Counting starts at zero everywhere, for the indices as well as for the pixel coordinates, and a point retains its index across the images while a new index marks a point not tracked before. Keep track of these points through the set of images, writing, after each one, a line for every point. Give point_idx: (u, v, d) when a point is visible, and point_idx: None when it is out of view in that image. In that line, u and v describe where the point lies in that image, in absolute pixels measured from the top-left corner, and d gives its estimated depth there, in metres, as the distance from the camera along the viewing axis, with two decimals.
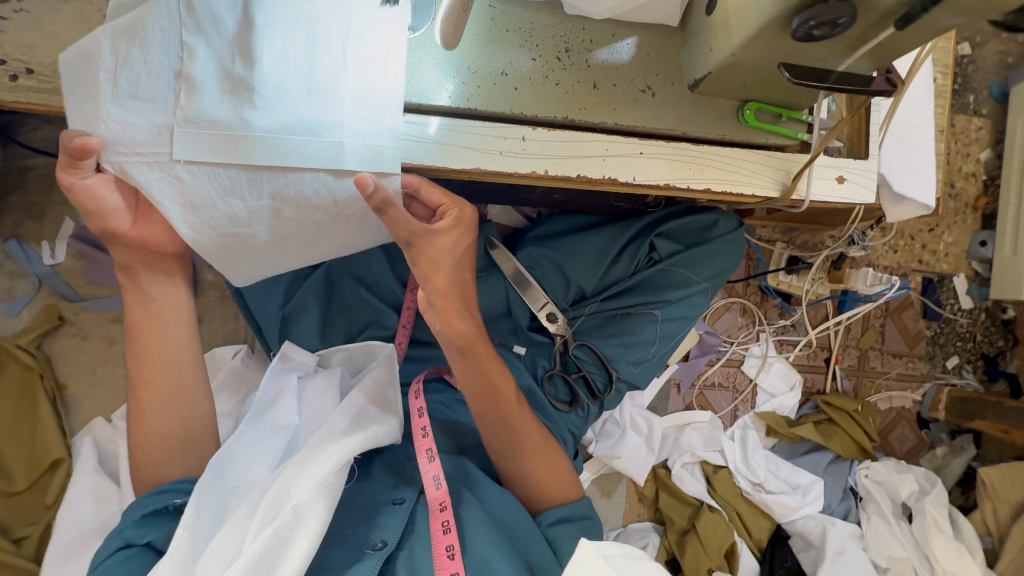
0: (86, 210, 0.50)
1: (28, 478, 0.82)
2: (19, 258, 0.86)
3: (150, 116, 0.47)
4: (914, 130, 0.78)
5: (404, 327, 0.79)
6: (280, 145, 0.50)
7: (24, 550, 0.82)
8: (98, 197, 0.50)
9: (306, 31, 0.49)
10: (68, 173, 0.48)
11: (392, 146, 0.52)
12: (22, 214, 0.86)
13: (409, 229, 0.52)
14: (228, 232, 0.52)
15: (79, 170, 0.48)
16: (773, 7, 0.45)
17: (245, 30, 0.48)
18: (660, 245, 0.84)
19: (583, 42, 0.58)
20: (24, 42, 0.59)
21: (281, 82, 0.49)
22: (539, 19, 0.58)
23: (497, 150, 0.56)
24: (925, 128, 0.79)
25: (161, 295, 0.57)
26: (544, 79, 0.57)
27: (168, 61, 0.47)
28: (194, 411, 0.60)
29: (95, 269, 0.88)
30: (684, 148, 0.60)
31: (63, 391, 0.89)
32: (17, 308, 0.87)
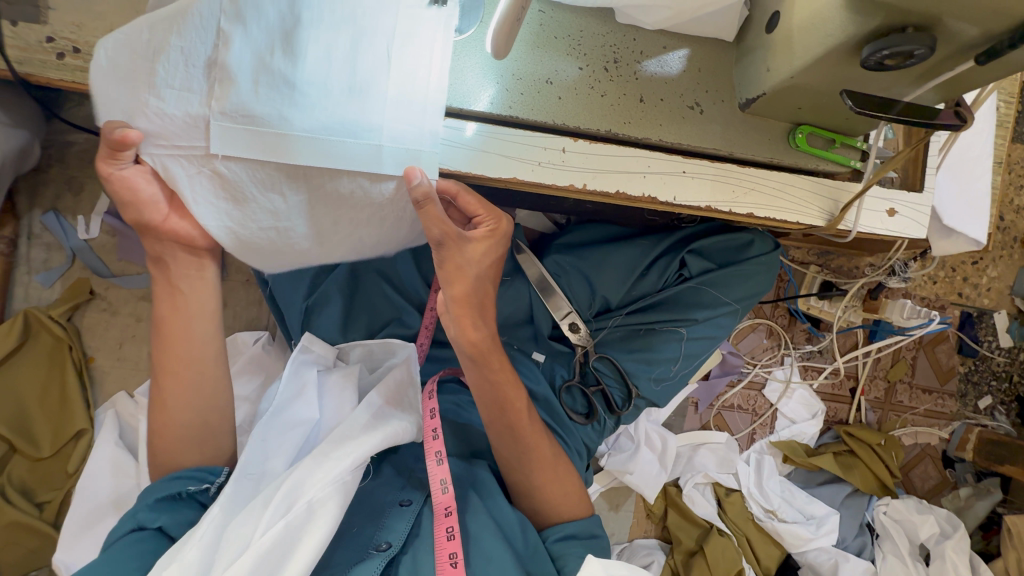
0: (122, 201, 0.51)
1: (53, 446, 0.85)
2: (56, 230, 0.88)
3: (187, 107, 0.47)
4: (971, 162, 0.74)
5: (425, 327, 0.79)
6: (319, 144, 0.49)
7: (44, 514, 0.84)
8: (133, 189, 0.50)
9: (351, 29, 0.48)
10: (109, 167, 0.48)
11: (430, 151, 0.51)
12: (61, 186, 0.88)
13: (443, 228, 0.49)
14: (270, 226, 0.53)
15: (122, 162, 0.49)
16: (844, 32, 0.43)
17: (289, 23, 0.47)
18: (691, 261, 0.81)
19: (633, 53, 0.56)
20: (74, 22, 0.59)
21: (323, 80, 0.48)
22: (588, 27, 0.56)
23: (536, 161, 0.55)
24: (984, 159, 0.75)
25: (189, 288, 0.57)
26: (590, 90, 0.55)
27: (205, 50, 0.46)
28: (213, 403, 0.60)
29: (127, 246, 0.89)
30: (729, 169, 0.58)
31: (90, 363, 0.91)
32: (52, 279, 0.89)
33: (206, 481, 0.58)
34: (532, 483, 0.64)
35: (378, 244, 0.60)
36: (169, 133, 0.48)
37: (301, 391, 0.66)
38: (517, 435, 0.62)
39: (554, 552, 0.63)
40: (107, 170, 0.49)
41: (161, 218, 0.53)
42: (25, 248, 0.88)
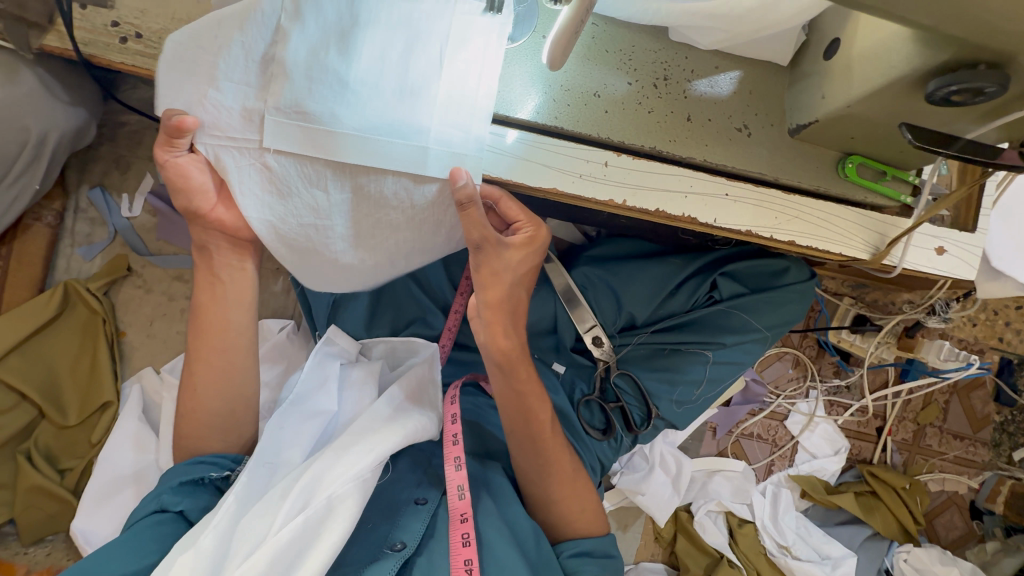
0: (174, 187, 0.52)
1: (80, 416, 0.87)
2: (101, 206, 0.91)
3: (244, 101, 0.49)
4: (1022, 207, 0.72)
5: (449, 329, 0.79)
6: (365, 143, 0.50)
7: (66, 481, 0.86)
8: (186, 176, 0.51)
9: (405, 32, 0.49)
10: (164, 156, 0.50)
11: (475, 157, 0.51)
12: (110, 165, 0.91)
13: (482, 232, 0.49)
14: (310, 223, 0.53)
15: (177, 150, 0.50)
16: (909, 64, 0.42)
17: (348, 24, 0.48)
18: (723, 284, 0.79)
19: (683, 72, 0.55)
20: (137, 8, 0.61)
21: (375, 81, 0.49)
22: (640, 43, 0.55)
23: (578, 173, 0.54)
24: None
25: (228, 278, 0.58)
26: (637, 106, 0.55)
27: (264, 45, 0.48)
28: (240, 389, 0.61)
29: (167, 227, 0.92)
30: (773, 195, 0.56)
31: (121, 337, 0.94)
32: (92, 253, 0.92)
33: (227, 468, 0.59)
34: (548, 496, 0.64)
35: (412, 251, 0.58)
36: (225, 123, 0.50)
37: (323, 383, 0.67)
38: (537, 447, 0.61)
39: (567, 568, 0.62)
40: (162, 157, 0.50)
41: (207, 206, 0.54)
42: (71, 221, 0.91)
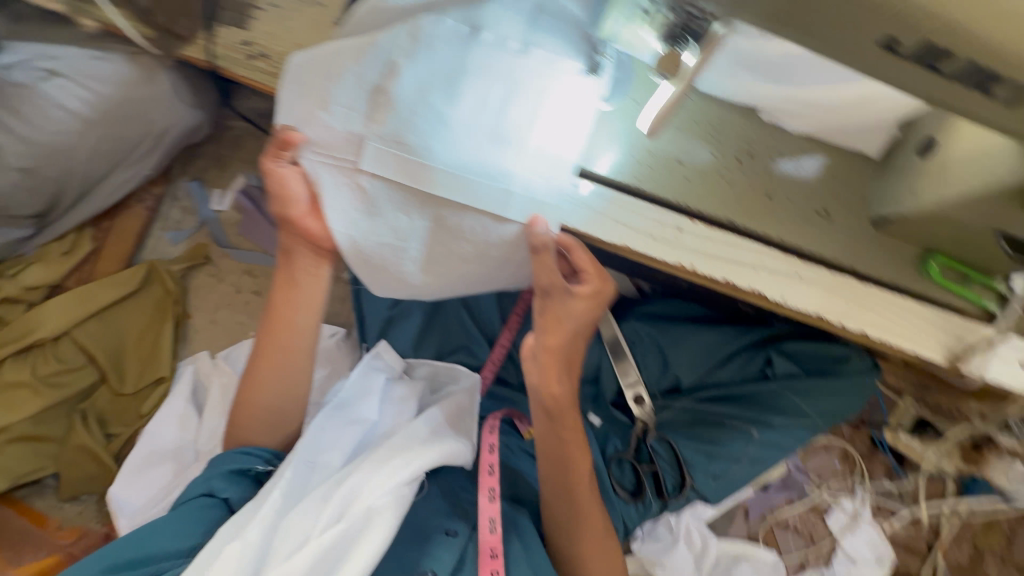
0: (274, 193, 0.57)
1: (134, 386, 0.92)
2: (196, 197, 0.99)
3: (349, 125, 0.54)
4: None
5: (493, 362, 0.80)
6: (453, 178, 0.53)
7: (111, 446, 0.91)
8: (285, 185, 0.56)
9: (506, 83, 0.54)
10: (274, 166, 0.55)
11: (554, 206, 0.55)
12: (211, 162, 1.00)
13: (551, 279, 0.52)
14: (388, 242, 0.57)
15: (287, 160, 0.55)
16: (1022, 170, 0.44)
17: (456, 69, 0.53)
18: (777, 361, 0.78)
19: (768, 150, 0.56)
20: (268, 32, 0.72)
21: (472, 124, 0.53)
22: (730, 117, 0.56)
23: (649, 233, 0.55)
24: None
25: (303, 283, 0.62)
26: (718, 176, 0.56)
27: (375, 77, 0.52)
28: (293, 389, 0.63)
29: (248, 224, 0.99)
30: (846, 282, 0.55)
31: (187, 319, 0.99)
32: (179, 238, 0.99)
33: (270, 462, 0.61)
34: (573, 551, 0.61)
35: (475, 281, 0.60)
36: (332, 141, 0.54)
37: (366, 395, 0.70)
38: (569, 496, 0.60)
39: None
40: (268, 165, 0.56)
41: (298, 215, 0.58)
42: (167, 207, 1.00)
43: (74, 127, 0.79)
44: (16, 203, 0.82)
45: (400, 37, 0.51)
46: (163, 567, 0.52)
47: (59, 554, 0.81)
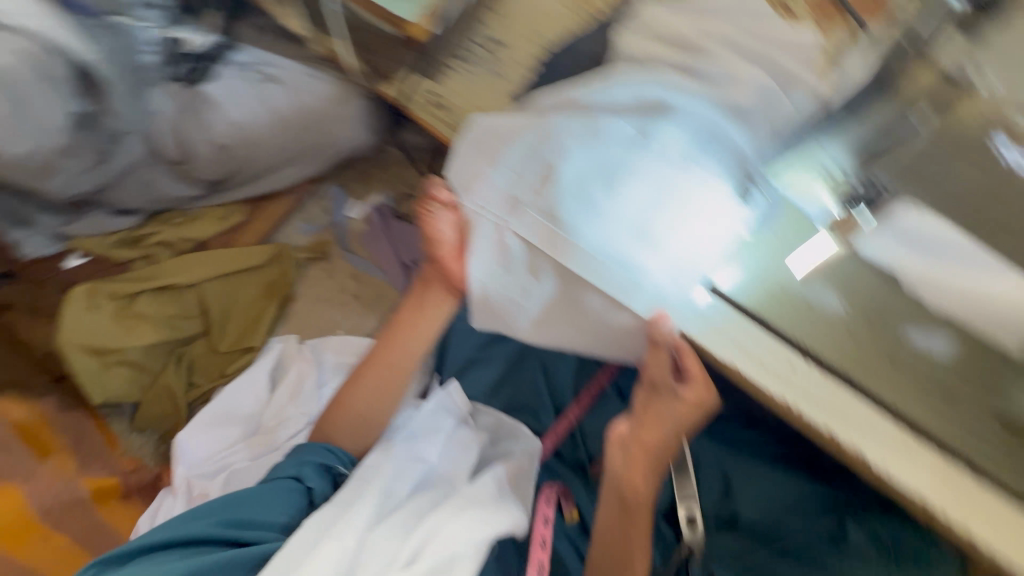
0: (429, 234, 0.66)
1: (228, 347, 1.01)
2: (334, 201, 1.12)
3: (512, 186, 0.60)
4: None
5: (556, 432, 0.81)
6: (590, 259, 0.58)
7: (189, 394, 1.00)
8: (440, 227, 0.64)
9: (660, 188, 0.58)
10: (432, 215, 0.65)
11: (675, 310, 0.57)
12: (357, 175, 1.13)
13: (662, 376, 0.58)
14: (511, 296, 0.62)
15: (449, 206, 0.63)
16: None
17: (620, 166, 0.59)
18: (852, 531, 0.72)
19: (900, 319, 0.56)
20: (455, 91, 0.84)
21: (621, 217, 0.58)
22: (867, 276, 0.57)
23: (763, 362, 0.56)
24: None
25: (427, 311, 0.69)
26: (843, 328, 0.56)
27: (548, 153, 0.60)
28: (383, 403, 0.68)
29: (371, 236, 1.09)
30: (960, 476, 0.51)
31: (290, 302, 1.08)
32: (310, 231, 1.12)
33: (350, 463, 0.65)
34: None
35: (576, 351, 0.65)
36: (491, 198, 0.60)
37: (429, 435, 0.72)
38: None
39: None
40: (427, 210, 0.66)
41: (443, 253, 0.66)
42: (310, 202, 1.13)
43: (271, 124, 0.95)
44: (203, 169, 0.98)
45: (581, 128, 0.60)
46: (255, 534, 0.56)
47: (119, 479, 0.89)
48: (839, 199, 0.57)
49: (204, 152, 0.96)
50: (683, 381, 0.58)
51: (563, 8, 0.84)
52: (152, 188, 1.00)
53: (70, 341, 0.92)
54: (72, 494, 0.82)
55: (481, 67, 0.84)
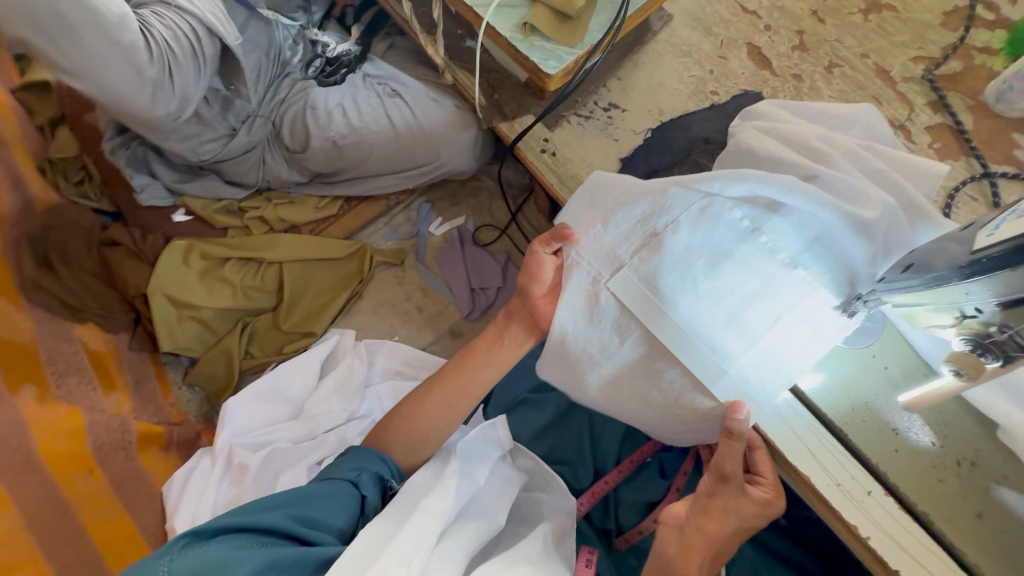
0: (527, 269, 0.68)
1: (290, 328, 1.05)
2: (420, 215, 1.19)
3: (615, 247, 0.61)
4: None
5: (593, 492, 0.79)
6: (681, 335, 0.58)
7: (244, 362, 1.04)
8: (540, 267, 0.67)
9: (764, 283, 0.56)
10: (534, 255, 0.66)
11: (757, 404, 0.58)
12: (447, 196, 1.20)
13: (735, 469, 0.57)
14: (592, 351, 0.63)
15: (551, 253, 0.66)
16: None
17: (727, 251, 0.57)
18: None
19: (989, 470, 0.55)
20: (566, 142, 0.88)
21: (718, 302, 0.57)
22: (961, 417, 0.57)
23: (838, 481, 0.55)
24: None
25: (506, 346, 0.74)
26: (930, 467, 0.56)
27: (656, 223, 0.59)
28: (445, 422, 0.74)
29: (447, 255, 1.15)
30: None
31: (356, 299, 1.12)
32: (392, 237, 1.18)
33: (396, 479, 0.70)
34: None
35: (645, 418, 0.66)
36: (596, 253, 0.62)
37: (479, 462, 0.72)
38: None
39: None
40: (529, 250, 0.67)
41: (535, 293, 0.69)
42: (398, 211, 1.20)
43: (386, 133, 1.02)
44: (314, 161, 1.06)
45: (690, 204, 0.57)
46: (320, 535, 0.59)
47: (164, 430, 0.93)
48: (964, 339, 0.48)
49: (319, 147, 1.03)
50: (751, 480, 0.59)
51: (684, 89, 0.89)
52: (266, 167, 1.08)
53: (159, 287, 0.99)
54: (124, 435, 0.85)
55: (597, 127, 0.88)
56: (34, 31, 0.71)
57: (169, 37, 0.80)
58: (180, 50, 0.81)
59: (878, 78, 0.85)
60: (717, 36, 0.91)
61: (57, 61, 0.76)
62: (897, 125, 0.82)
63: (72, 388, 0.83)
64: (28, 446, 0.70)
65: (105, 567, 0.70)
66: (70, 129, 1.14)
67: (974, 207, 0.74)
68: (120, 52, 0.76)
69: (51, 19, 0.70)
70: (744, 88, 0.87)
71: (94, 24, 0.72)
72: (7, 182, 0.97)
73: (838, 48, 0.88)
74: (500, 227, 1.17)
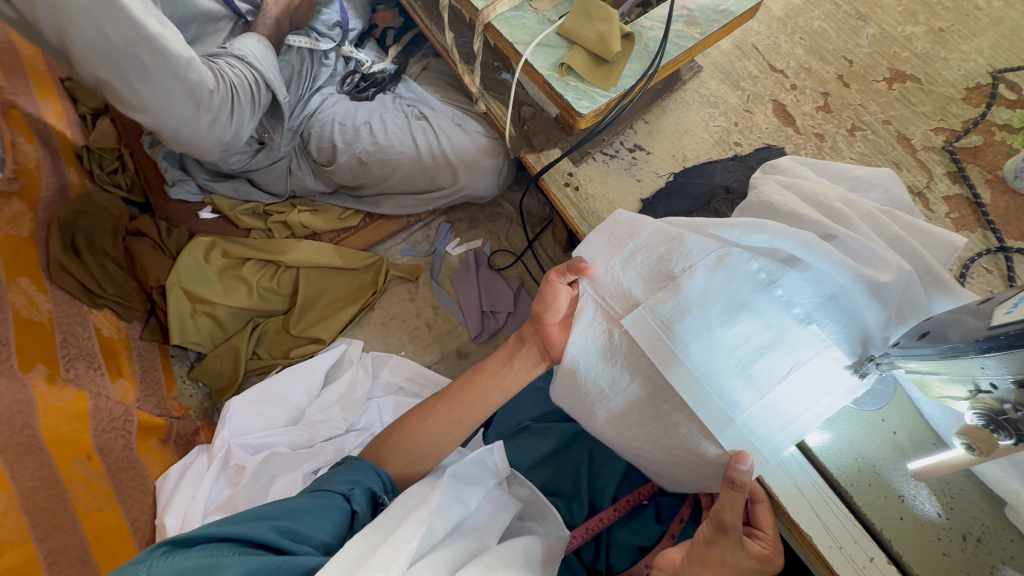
0: (543, 298, 0.69)
1: (300, 332, 1.06)
2: (438, 234, 1.21)
3: (632, 286, 0.62)
4: None
5: (588, 529, 0.78)
6: (693, 381, 0.58)
7: (251, 362, 1.05)
8: (555, 297, 0.68)
9: (778, 335, 0.57)
10: (550, 286, 0.67)
11: (762, 455, 0.58)
12: (466, 218, 1.22)
13: (736, 521, 0.55)
14: (602, 386, 0.64)
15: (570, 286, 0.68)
16: None
17: (743, 300, 0.57)
18: None
19: (996, 549, 0.54)
20: (590, 177, 0.90)
21: (732, 349, 0.58)
22: (968, 490, 0.56)
23: (838, 543, 0.55)
24: None
25: (516, 369, 0.74)
26: (934, 539, 0.55)
27: (675, 266, 0.59)
28: (446, 440, 0.74)
29: (462, 275, 1.17)
30: None
31: (367, 310, 1.14)
32: (408, 253, 1.20)
33: (385, 494, 0.70)
34: None
35: (648, 458, 0.67)
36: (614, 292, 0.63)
37: (472, 484, 0.72)
38: None
39: None
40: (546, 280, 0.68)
41: (549, 323, 0.70)
42: (418, 228, 1.22)
43: (411, 154, 1.06)
44: (341, 175, 1.09)
45: (709, 254, 0.57)
46: (304, 547, 0.58)
47: (164, 422, 0.94)
48: (976, 413, 0.48)
49: (346, 162, 1.06)
50: (753, 536, 0.59)
51: (708, 138, 0.91)
52: (292, 177, 1.11)
53: (177, 280, 1.01)
54: (125, 423, 0.85)
55: (621, 167, 0.90)
56: (108, 67, 0.73)
57: (236, 83, 0.85)
58: (243, 95, 0.86)
59: (899, 144, 0.87)
60: (743, 89, 0.95)
61: (127, 96, 0.77)
62: (916, 192, 0.83)
63: (81, 372, 0.84)
64: (32, 427, 0.71)
65: (94, 560, 0.69)
66: (112, 121, 1.19)
67: (988, 280, 0.75)
68: (186, 88, 0.79)
69: (127, 57, 0.72)
70: (766, 143, 0.90)
71: (165, 64, 0.74)
72: (47, 164, 1.00)
73: (861, 112, 0.90)
74: (515, 253, 1.19)
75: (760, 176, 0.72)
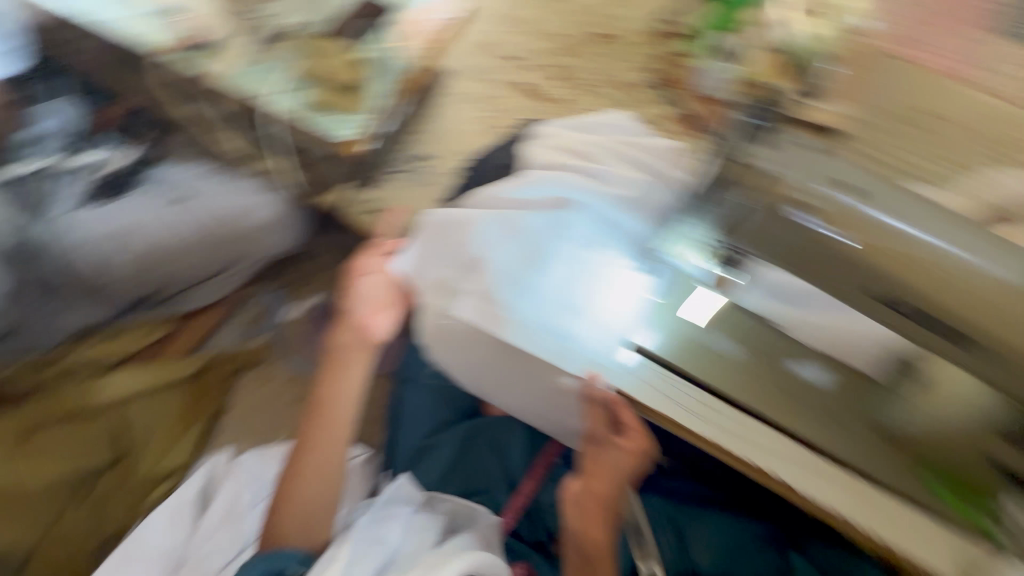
0: (363, 297, 0.91)
1: (146, 473, 0.92)
2: (265, 304, 1.03)
3: (457, 269, 0.79)
4: None
5: (517, 510, 0.83)
6: (519, 326, 0.72)
7: (94, 533, 0.88)
8: (372, 290, 0.90)
9: (574, 264, 0.74)
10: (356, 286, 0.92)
11: (606, 366, 0.67)
12: (288, 275, 1.03)
13: (604, 429, 0.67)
14: (458, 349, 0.80)
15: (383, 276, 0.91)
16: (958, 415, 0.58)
17: (539, 246, 0.76)
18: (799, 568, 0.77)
19: (779, 352, 0.65)
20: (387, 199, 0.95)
21: (542, 287, 0.73)
22: (751, 322, 0.66)
23: (682, 406, 0.64)
24: None
25: (346, 354, 0.90)
26: (744, 370, 0.64)
27: (484, 241, 0.78)
28: (332, 461, 0.84)
29: (307, 337, 0.99)
30: (862, 488, 0.61)
31: (218, 417, 0.97)
32: (237, 336, 1.01)
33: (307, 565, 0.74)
34: None
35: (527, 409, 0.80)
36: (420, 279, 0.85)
37: (387, 520, 0.78)
38: None
39: None
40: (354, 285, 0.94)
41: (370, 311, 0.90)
42: (240, 308, 1.03)
43: (194, 242, 0.98)
44: (121, 291, 0.95)
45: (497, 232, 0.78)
46: None
47: None
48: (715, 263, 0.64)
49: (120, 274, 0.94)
50: (620, 432, 0.72)
51: (481, 129, 1.01)
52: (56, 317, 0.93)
53: None
54: None
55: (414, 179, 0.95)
56: None
57: None
58: None
59: (623, 90, 1.06)
60: (496, 79, 1.07)
61: None
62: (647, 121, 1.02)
63: None
64: None
65: None
66: None
67: None
68: None
69: None
70: (530, 117, 1.02)
71: None
72: None
73: (589, 73, 1.08)
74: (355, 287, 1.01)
75: (523, 160, 0.90)
